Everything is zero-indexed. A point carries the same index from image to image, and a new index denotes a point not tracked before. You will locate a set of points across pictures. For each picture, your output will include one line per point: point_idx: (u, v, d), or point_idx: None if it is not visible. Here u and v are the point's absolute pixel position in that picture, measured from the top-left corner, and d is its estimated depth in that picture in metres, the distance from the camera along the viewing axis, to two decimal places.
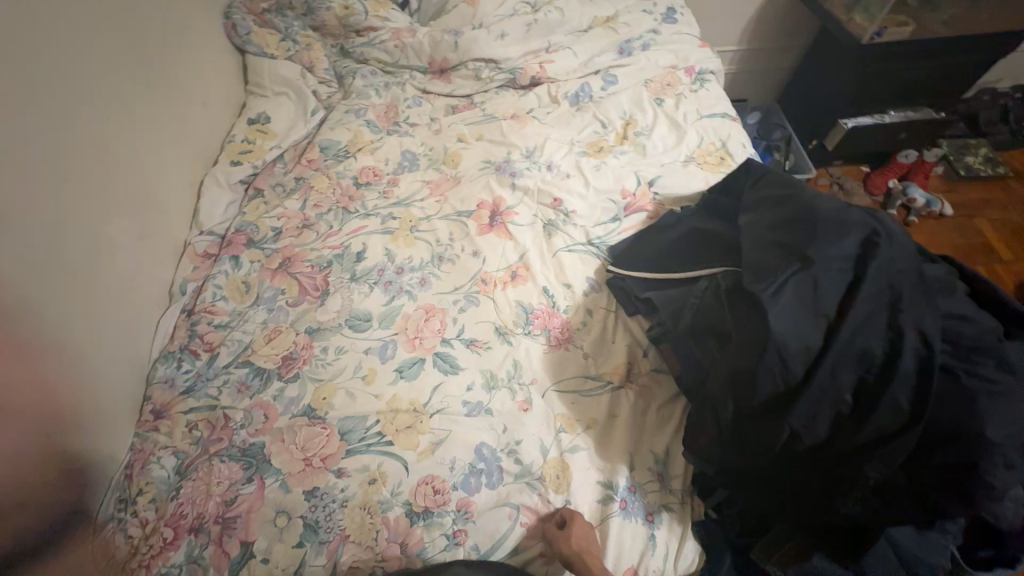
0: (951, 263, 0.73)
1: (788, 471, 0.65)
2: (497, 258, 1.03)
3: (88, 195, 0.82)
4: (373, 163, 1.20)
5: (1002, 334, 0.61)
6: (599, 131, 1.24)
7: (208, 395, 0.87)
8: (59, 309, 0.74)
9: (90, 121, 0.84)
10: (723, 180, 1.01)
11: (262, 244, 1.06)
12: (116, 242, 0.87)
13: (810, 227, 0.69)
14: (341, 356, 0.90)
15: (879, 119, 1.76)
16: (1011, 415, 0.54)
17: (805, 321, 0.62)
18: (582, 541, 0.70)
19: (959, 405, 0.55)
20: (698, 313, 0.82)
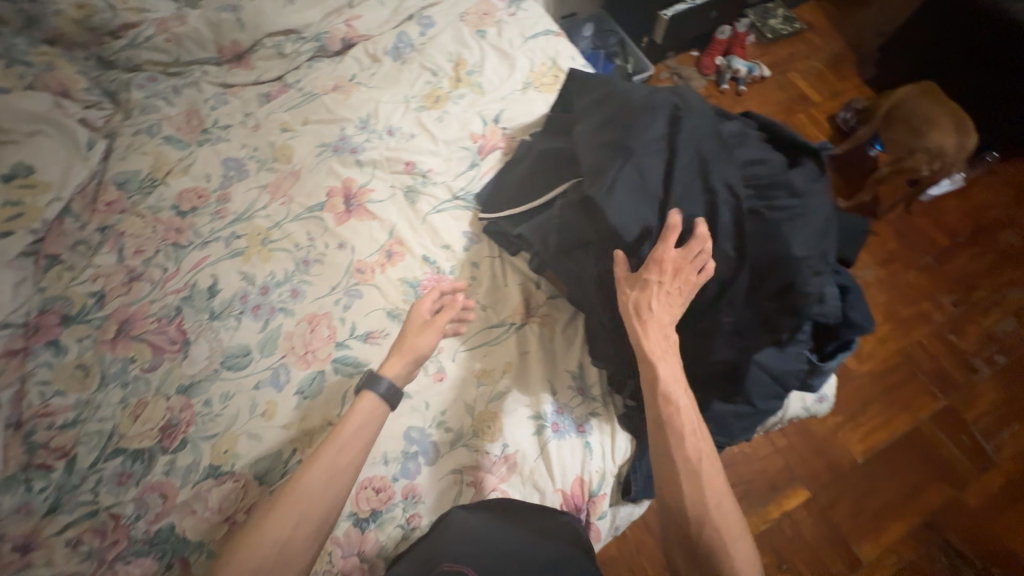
0: (752, 117, 0.81)
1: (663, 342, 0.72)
2: (367, 242, 0.97)
3: None
4: (192, 184, 1.04)
5: (788, 166, 0.71)
6: (431, 81, 1.17)
7: (84, 502, 0.75)
8: None
9: None
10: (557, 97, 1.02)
11: (84, 316, 0.89)
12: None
13: (626, 122, 0.73)
14: (230, 402, 0.82)
15: (692, 3, 1.88)
16: (805, 231, 0.65)
17: (642, 206, 0.67)
18: (641, 299, 0.66)
19: (767, 238, 0.65)
20: (564, 231, 0.84)
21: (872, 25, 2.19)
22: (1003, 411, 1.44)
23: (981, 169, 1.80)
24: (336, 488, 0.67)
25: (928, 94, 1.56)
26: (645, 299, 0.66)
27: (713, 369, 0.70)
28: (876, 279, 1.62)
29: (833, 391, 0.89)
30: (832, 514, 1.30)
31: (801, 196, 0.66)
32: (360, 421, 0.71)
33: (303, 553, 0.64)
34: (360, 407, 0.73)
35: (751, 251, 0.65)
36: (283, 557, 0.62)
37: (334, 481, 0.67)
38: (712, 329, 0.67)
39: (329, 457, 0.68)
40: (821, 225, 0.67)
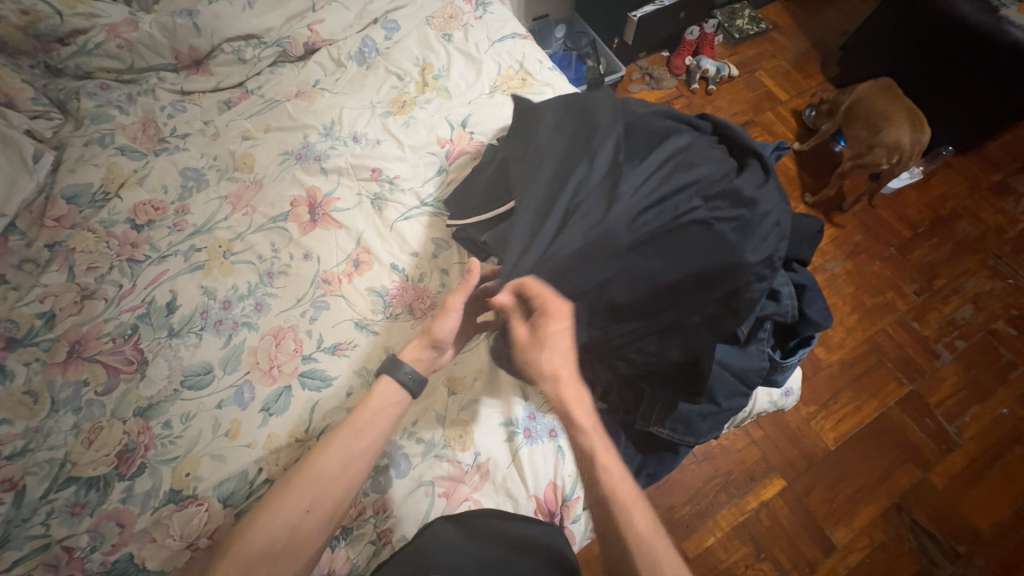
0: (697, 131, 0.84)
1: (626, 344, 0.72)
2: (333, 252, 0.95)
3: None
4: (148, 196, 1.00)
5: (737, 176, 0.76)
6: (397, 85, 1.15)
7: (34, 535, 0.71)
8: None
9: None
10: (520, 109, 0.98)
11: (33, 339, 0.85)
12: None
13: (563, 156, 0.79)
14: (191, 423, 0.79)
15: (661, 4, 1.89)
16: (753, 238, 0.70)
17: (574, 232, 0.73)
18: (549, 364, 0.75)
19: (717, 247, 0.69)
20: None
21: (833, 25, 2.25)
22: (964, 394, 1.50)
23: (938, 162, 1.87)
24: (350, 472, 0.71)
25: (886, 91, 1.62)
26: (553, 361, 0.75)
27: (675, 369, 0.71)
28: (843, 270, 1.67)
29: (799, 385, 0.91)
30: (807, 501, 1.33)
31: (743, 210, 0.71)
32: (376, 406, 0.75)
33: (314, 536, 0.68)
34: (378, 394, 0.76)
35: (704, 259, 0.68)
36: (296, 536, 0.67)
37: (349, 467, 0.71)
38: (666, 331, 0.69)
39: (345, 442, 0.71)
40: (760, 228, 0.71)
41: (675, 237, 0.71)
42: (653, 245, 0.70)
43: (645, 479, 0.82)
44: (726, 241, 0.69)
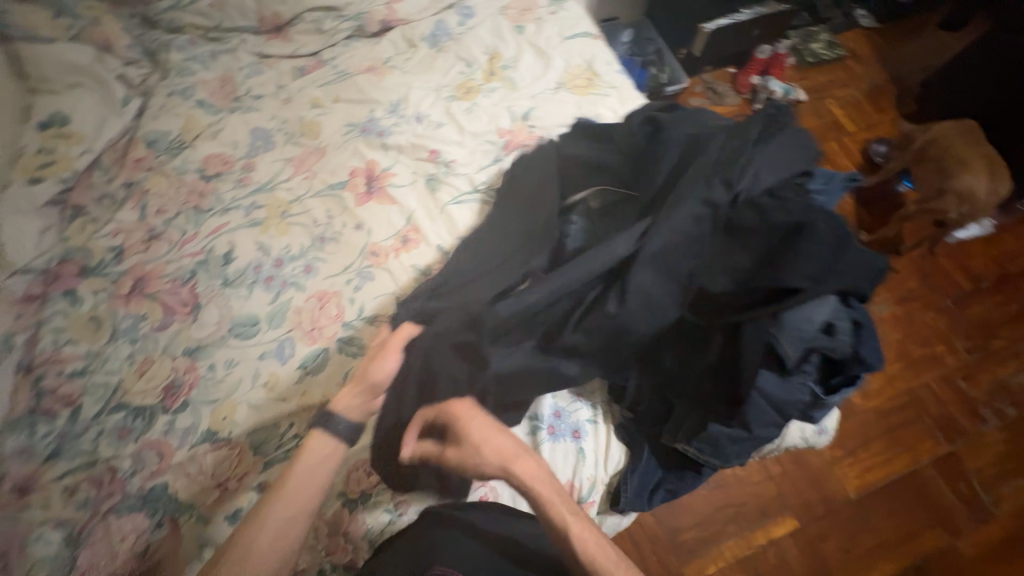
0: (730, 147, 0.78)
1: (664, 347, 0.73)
2: (384, 227, 0.97)
3: None
4: (220, 150, 1.05)
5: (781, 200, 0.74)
6: (465, 71, 1.16)
7: (84, 450, 0.76)
8: None
9: None
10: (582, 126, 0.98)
11: (102, 270, 0.90)
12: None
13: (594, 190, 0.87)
14: (234, 369, 0.83)
15: (735, 19, 1.85)
16: (805, 257, 0.67)
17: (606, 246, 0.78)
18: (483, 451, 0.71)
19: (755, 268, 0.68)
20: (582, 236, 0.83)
21: (917, 59, 2.13)
22: (1007, 466, 1.41)
23: (1012, 218, 1.76)
24: (281, 546, 0.64)
25: (966, 133, 1.53)
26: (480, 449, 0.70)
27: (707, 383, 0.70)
28: (891, 315, 1.59)
29: (835, 425, 0.87)
30: (821, 546, 1.29)
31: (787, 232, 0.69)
32: (358, 402, 0.74)
33: None
34: (304, 459, 0.69)
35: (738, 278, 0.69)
36: None
37: (279, 541, 0.64)
38: (706, 345, 0.70)
39: (273, 514, 0.64)
40: (828, 246, 0.68)
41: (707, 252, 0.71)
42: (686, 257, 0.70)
43: (664, 496, 0.80)
44: (769, 262, 0.68)
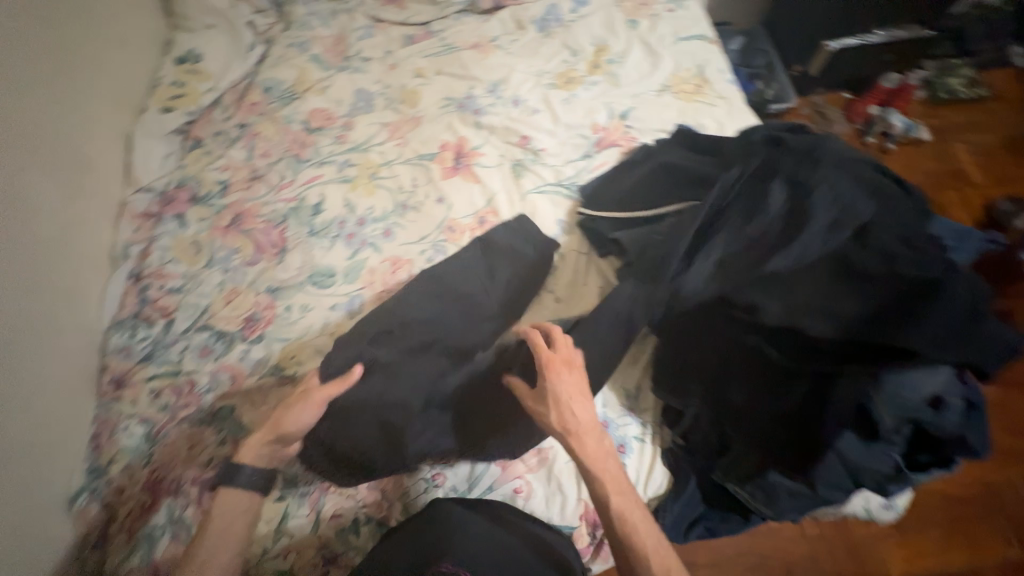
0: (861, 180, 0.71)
1: (734, 382, 0.68)
2: (464, 204, 0.97)
3: (17, 162, 0.74)
4: (325, 106, 1.10)
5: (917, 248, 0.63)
6: (568, 60, 1.13)
7: (169, 361, 0.83)
8: (14, 300, 0.71)
9: (21, 84, 0.76)
10: (685, 132, 0.93)
11: (209, 200, 0.97)
12: (17, 197, 0.73)
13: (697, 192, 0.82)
14: (307, 314, 0.88)
15: (864, 40, 1.68)
16: (938, 323, 0.57)
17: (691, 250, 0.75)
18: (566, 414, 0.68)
19: (868, 317, 0.60)
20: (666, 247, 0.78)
21: None
22: None
23: None
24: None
25: None
26: (564, 413, 0.68)
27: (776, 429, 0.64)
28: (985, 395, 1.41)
29: (906, 502, 0.79)
30: None
31: (923, 286, 0.59)
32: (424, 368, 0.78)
33: None
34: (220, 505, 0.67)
35: (848, 324, 0.60)
36: None
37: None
38: (788, 389, 0.63)
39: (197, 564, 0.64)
40: (966, 314, 0.58)
41: (812, 285, 0.64)
42: (781, 287, 0.65)
43: (701, 532, 0.76)
44: (889, 315, 0.59)
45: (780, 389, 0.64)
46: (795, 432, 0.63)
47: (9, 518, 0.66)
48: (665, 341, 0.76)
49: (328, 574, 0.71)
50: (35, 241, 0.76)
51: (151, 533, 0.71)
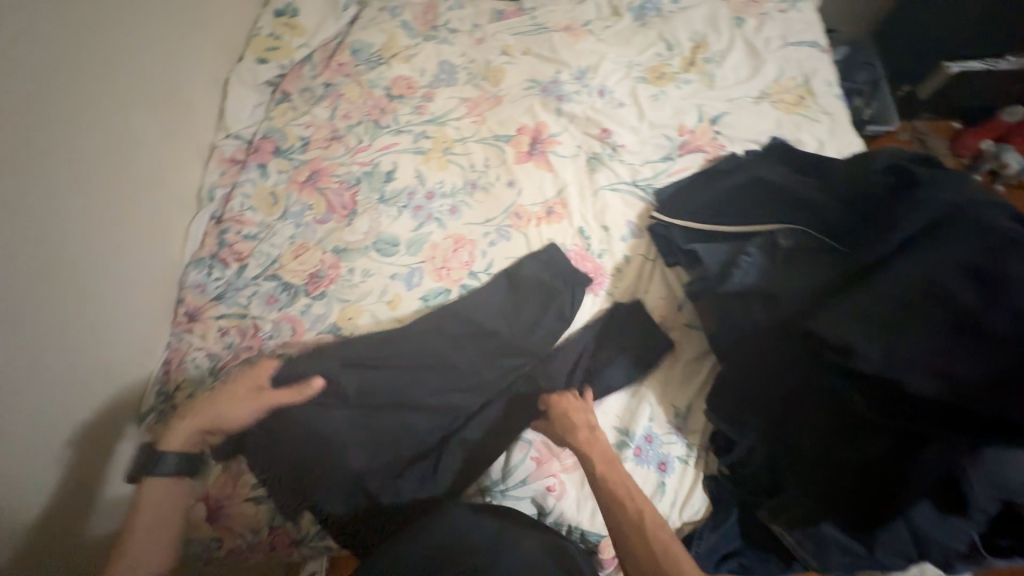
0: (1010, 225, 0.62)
1: (807, 424, 0.64)
2: (534, 192, 0.95)
3: (124, 98, 0.78)
4: (408, 74, 1.10)
5: None
6: (662, 54, 1.07)
7: (238, 303, 0.87)
8: (110, 228, 0.76)
9: (134, 24, 0.80)
10: (781, 148, 0.87)
11: (290, 154, 1.01)
12: (121, 128, 0.78)
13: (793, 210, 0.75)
14: (368, 279, 0.89)
15: (992, 65, 1.50)
16: None
17: (776, 277, 0.71)
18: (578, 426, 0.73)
19: (986, 385, 0.52)
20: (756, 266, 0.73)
21: None
22: None
23: None
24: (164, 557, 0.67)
25: None
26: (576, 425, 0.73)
27: (839, 477, 0.62)
28: None
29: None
30: None
31: None
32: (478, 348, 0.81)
33: None
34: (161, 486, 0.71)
35: (956, 388, 0.53)
36: None
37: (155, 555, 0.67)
38: (867, 439, 0.60)
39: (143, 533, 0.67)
40: None
41: (924, 335, 0.55)
42: (884, 330, 0.57)
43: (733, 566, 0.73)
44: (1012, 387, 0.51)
45: (854, 434, 0.61)
46: (859, 482, 0.61)
47: (87, 423, 0.72)
48: (732, 362, 0.71)
49: (355, 535, 0.73)
50: (133, 171, 0.81)
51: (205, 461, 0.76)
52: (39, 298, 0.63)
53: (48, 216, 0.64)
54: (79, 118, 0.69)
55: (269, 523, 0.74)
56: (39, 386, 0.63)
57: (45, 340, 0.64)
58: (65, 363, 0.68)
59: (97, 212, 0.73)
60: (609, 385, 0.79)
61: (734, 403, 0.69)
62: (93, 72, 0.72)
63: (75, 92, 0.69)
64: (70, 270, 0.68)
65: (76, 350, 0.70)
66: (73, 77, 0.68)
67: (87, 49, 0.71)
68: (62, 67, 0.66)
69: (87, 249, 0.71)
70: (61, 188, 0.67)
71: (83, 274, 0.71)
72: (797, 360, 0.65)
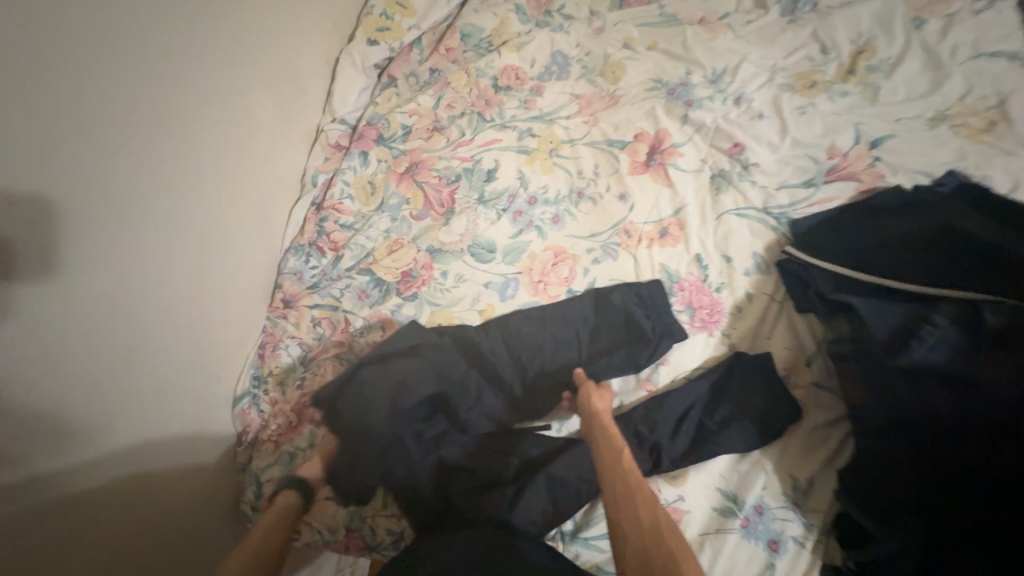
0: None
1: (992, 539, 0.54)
2: (648, 208, 0.86)
3: (244, 75, 0.80)
4: (518, 63, 1.02)
5: None
6: (814, 58, 0.93)
7: (331, 294, 0.85)
8: (226, 200, 0.78)
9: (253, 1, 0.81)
10: (966, 187, 0.71)
11: (391, 143, 0.97)
12: (237, 103, 0.78)
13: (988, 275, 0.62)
14: (461, 285, 0.84)
15: None
16: None
17: (965, 357, 0.57)
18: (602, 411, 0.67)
19: None
20: (941, 339, 0.58)
21: None
22: None
23: None
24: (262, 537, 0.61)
25: None
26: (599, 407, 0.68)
27: None
28: None
29: None
30: None
31: None
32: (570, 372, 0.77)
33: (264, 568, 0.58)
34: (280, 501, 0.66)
35: None
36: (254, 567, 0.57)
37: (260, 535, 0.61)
38: None
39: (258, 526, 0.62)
40: None
41: None
42: None
43: None
44: None
45: None
46: None
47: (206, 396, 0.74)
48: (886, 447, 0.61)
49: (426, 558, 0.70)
50: (250, 155, 0.83)
51: (293, 452, 0.76)
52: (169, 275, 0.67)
53: (174, 192, 0.67)
54: (205, 98, 0.71)
55: (346, 525, 0.74)
56: (168, 355, 0.67)
57: (171, 317, 0.67)
58: (185, 331, 0.70)
59: (212, 191, 0.75)
60: (721, 440, 0.70)
61: (887, 494, 0.59)
62: (218, 54, 0.74)
63: (204, 63, 0.71)
64: (187, 240, 0.70)
65: (205, 330, 0.74)
66: (200, 58, 0.70)
67: (217, 29, 0.73)
68: (190, 47, 0.68)
69: (204, 221, 0.73)
70: (184, 165, 0.68)
71: (201, 244, 0.72)
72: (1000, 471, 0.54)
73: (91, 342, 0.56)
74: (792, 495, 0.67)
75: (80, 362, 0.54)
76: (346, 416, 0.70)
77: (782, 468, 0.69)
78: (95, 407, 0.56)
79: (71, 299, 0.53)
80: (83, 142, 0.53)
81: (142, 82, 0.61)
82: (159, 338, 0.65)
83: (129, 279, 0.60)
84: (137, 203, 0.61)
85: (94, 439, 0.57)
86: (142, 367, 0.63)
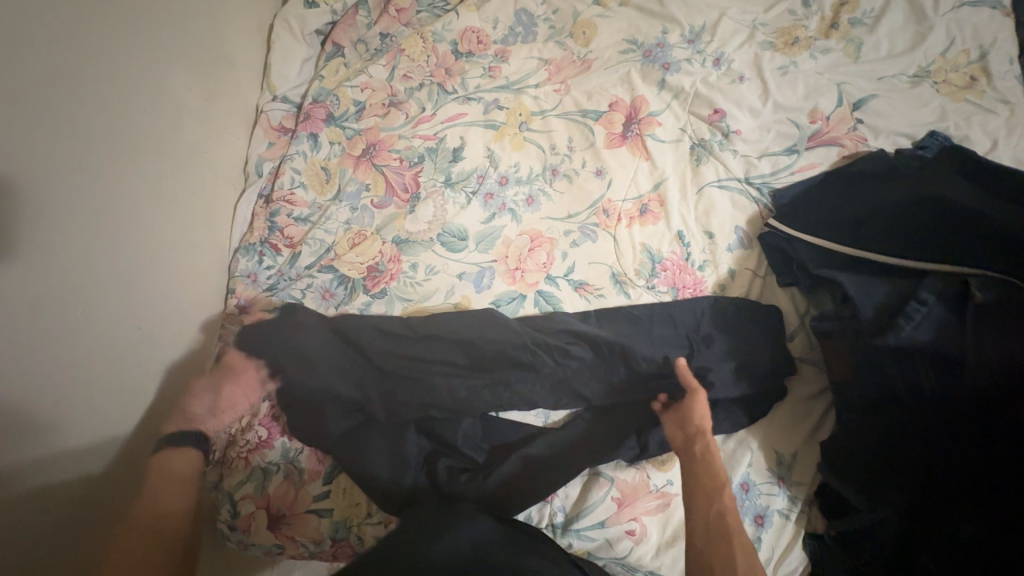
0: None
1: (963, 506, 0.56)
2: (627, 183, 0.81)
3: (163, 50, 0.69)
4: (479, 25, 0.92)
5: None
6: (795, 13, 0.87)
7: (292, 296, 0.77)
8: (159, 203, 0.69)
9: None
10: (942, 152, 0.71)
11: (343, 122, 0.87)
12: (159, 83, 0.69)
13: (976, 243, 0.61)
14: (432, 277, 0.77)
15: None
16: None
17: (946, 333, 0.58)
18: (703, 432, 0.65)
19: None
20: (929, 319, 0.59)
21: None
22: None
23: None
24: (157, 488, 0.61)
25: None
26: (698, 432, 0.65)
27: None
28: None
29: None
30: None
31: None
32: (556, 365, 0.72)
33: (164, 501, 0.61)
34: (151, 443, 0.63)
35: None
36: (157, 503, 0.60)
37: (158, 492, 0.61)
38: None
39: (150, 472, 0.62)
40: None
41: None
42: None
43: None
44: None
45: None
46: None
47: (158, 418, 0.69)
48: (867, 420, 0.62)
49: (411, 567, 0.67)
50: (195, 142, 0.75)
51: (266, 468, 0.69)
52: (126, 270, 0.64)
53: (101, 193, 0.60)
54: (118, 79, 0.62)
55: (331, 536, 0.68)
56: (105, 382, 0.61)
57: (106, 336, 0.61)
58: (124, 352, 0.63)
59: (141, 190, 0.66)
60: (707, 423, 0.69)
61: (863, 462, 0.61)
62: (144, 25, 0.66)
63: (112, 38, 0.61)
64: (114, 249, 0.62)
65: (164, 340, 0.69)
66: (133, 31, 0.64)
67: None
68: (104, 21, 0.60)
69: (133, 228, 0.64)
70: (116, 158, 0.62)
71: (132, 253, 0.65)
72: (975, 443, 0.56)
73: (48, 344, 0.53)
74: (776, 469, 0.68)
75: (36, 368, 0.52)
76: (336, 438, 0.68)
77: (768, 444, 0.69)
78: (56, 413, 0.54)
79: (23, 298, 0.50)
80: (8, 132, 0.48)
81: (64, 66, 0.55)
82: (95, 358, 0.59)
83: (52, 302, 0.54)
84: (74, 198, 0.56)
85: (66, 433, 0.56)
86: (76, 395, 0.57)
